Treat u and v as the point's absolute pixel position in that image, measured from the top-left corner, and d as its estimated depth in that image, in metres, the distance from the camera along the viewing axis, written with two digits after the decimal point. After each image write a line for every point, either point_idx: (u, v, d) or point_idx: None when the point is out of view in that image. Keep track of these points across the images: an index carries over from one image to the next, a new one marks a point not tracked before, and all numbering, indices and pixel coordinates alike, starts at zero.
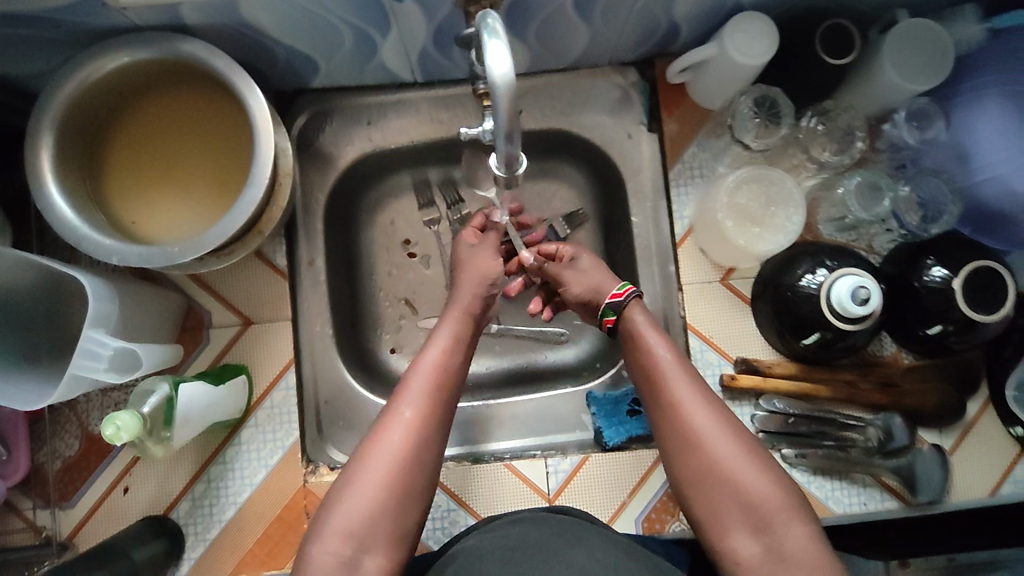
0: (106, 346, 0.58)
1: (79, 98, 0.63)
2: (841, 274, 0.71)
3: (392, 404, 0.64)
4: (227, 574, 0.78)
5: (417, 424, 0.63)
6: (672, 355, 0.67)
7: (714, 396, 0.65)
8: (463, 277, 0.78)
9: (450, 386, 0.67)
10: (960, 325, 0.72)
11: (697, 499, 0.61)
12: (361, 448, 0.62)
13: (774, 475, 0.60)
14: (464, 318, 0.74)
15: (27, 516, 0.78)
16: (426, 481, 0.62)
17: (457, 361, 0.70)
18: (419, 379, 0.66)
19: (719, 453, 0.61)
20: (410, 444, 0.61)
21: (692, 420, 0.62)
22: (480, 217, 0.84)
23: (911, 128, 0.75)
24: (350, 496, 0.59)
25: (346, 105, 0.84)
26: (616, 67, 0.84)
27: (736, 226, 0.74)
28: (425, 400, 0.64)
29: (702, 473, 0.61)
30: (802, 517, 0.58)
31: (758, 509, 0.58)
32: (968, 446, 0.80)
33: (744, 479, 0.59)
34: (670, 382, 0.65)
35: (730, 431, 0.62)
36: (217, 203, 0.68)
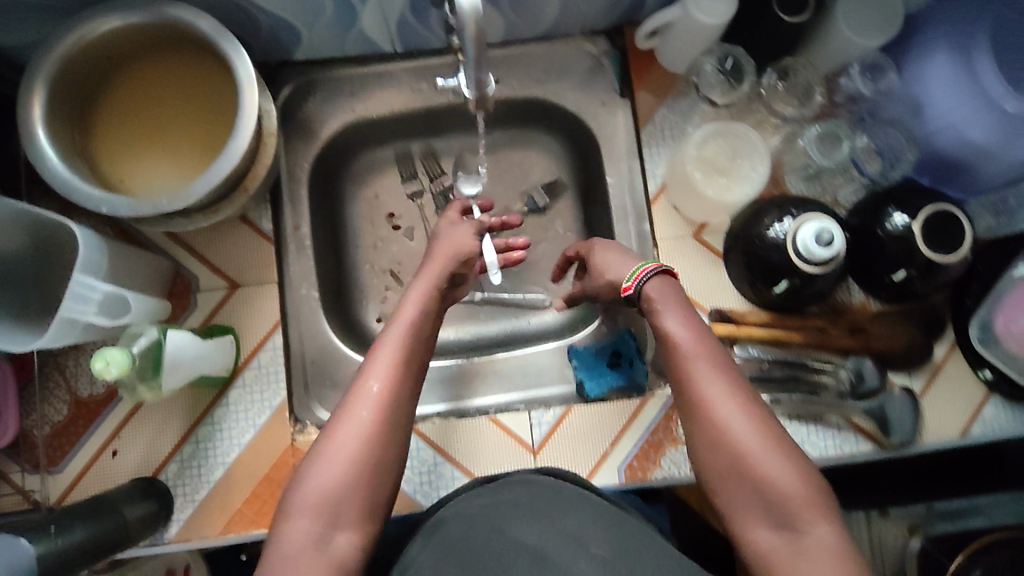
0: (96, 290, 0.61)
1: (69, 62, 0.65)
2: (803, 221, 0.73)
3: (359, 379, 0.63)
4: (217, 534, 0.79)
5: (384, 400, 0.61)
6: (696, 332, 0.63)
7: (745, 386, 0.61)
8: (436, 250, 0.76)
9: (417, 359, 0.66)
10: (923, 268, 0.75)
11: (720, 488, 0.59)
12: (328, 427, 0.61)
13: (800, 467, 0.57)
14: (433, 291, 0.71)
15: (15, 481, 0.78)
16: (396, 457, 0.61)
17: (427, 332, 0.68)
18: (387, 353, 0.64)
19: (744, 444, 0.58)
20: (376, 424, 0.60)
21: (718, 412, 0.59)
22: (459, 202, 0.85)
23: (865, 79, 0.79)
24: (321, 476, 0.58)
25: (328, 77, 0.87)
26: (588, 36, 0.87)
27: (704, 177, 0.77)
28: (393, 375, 0.63)
29: (726, 460, 0.58)
30: (828, 514, 0.55)
31: (783, 503, 0.56)
32: (936, 388, 0.82)
33: (771, 473, 0.56)
34: (689, 362, 0.62)
35: (755, 418, 0.59)
36: (201, 161, 0.71)
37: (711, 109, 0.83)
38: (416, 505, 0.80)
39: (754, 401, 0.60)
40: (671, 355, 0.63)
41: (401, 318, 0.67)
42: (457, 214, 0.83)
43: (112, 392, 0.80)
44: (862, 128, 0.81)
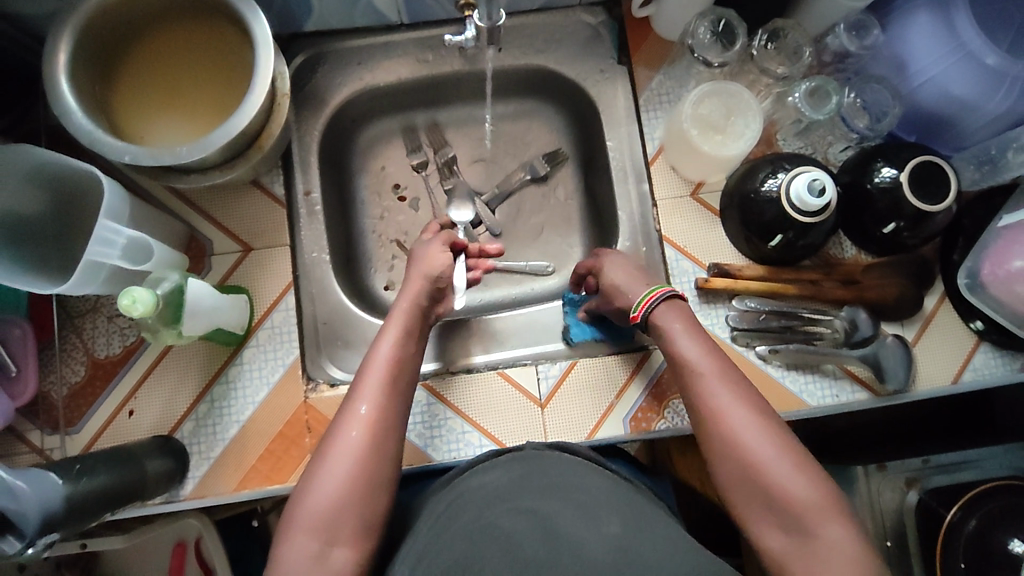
0: (120, 234, 0.62)
1: (91, 23, 0.68)
2: (797, 173, 0.76)
3: (349, 403, 0.67)
4: (231, 491, 0.80)
5: (373, 421, 0.65)
6: (700, 356, 0.69)
7: (755, 400, 0.66)
8: (411, 267, 0.79)
9: (402, 379, 0.70)
10: (911, 219, 0.78)
11: (736, 499, 0.62)
12: (321, 451, 0.65)
13: (808, 473, 0.60)
14: (411, 312, 0.75)
15: (33, 442, 0.79)
16: (386, 474, 0.64)
17: (411, 352, 0.72)
18: (372, 376, 0.68)
19: (756, 453, 0.62)
20: (366, 441, 0.64)
21: (726, 429, 0.64)
22: (433, 223, 0.87)
23: (851, 36, 0.81)
24: (316, 496, 0.62)
25: (336, 49, 0.90)
26: (586, 7, 0.91)
27: (701, 134, 0.81)
28: (379, 396, 0.67)
29: (739, 470, 0.62)
30: (839, 516, 0.58)
31: (793, 509, 0.59)
32: (928, 337, 0.85)
33: (784, 480, 0.60)
34: (701, 377, 0.67)
35: (765, 429, 0.63)
36: (213, 119, 0.73)
37: (705, 73, 0.87)
38: (428, 459, 0.82)
39: (765, 413, 0.64)
40: (684, 376, 0.69)
41: (383, 342, 0.72)
42: (432, 232, 0.85)
43: (128, 352, 0.81)
44: (849, 85, 0.83)
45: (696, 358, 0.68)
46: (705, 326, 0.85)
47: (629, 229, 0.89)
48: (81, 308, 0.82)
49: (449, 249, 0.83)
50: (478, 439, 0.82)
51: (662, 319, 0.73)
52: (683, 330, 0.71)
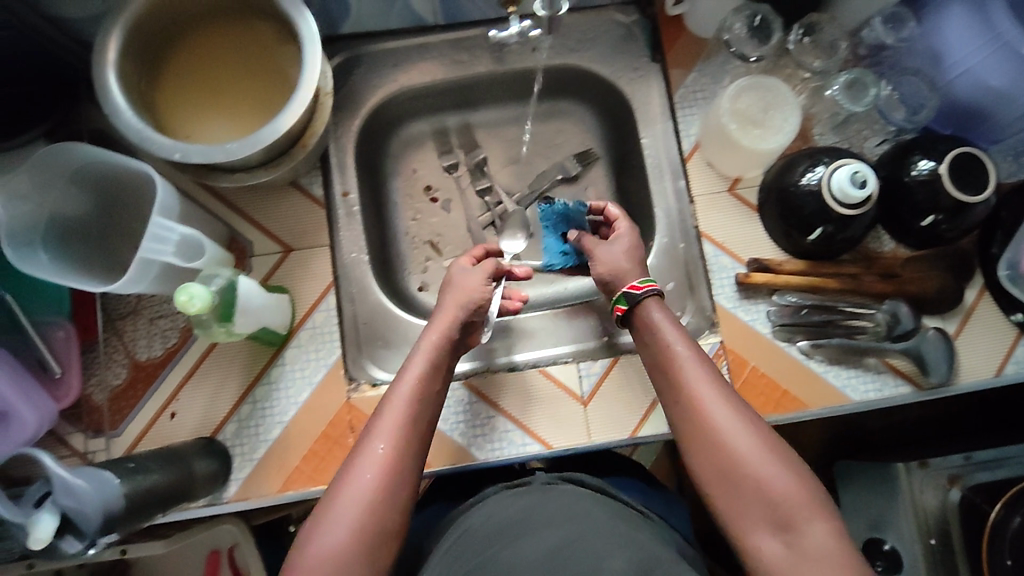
0: (173, 232, 0.63)
1: (139, 22, 0.68)
2: (838, 165, 0.76)
3: (365, 439, 0.63)
4: (275, 493, 0.79)
5: (389, 463, 0.62)
6: (691, 362, 0.65)
7: (743, 404, 0.63)
8: (446, 299, 0.75)
9: (424, 418, 0.66)
10: (950, 211, 0.78)
11: (717, 497, 0.60)
12: (332, 491, 0.61)
13: (793, 469, 0.59)
14: (440, 346, 0.71)
15: (75, 445, 0.78)
16: (399, 522, 0.61)
17: (436, 388, 0.68)
18: (392, 412, 0.65)
19: (741, 446, 0.60)
20: (381, 484, 0.61)
21: (718, 435, 0.61)
22: (480, 249, 0.84)
23: (887, 29, 0.83)
24: (323, 541, 0.58)
25: (372, 52, 0.91)
26: (619, 8, 0.92)
27: (739, 129, 0.81)
28: (396, 436, 0.63)
29: (722, 466, 0.60)
30: (824, 514, 0.56)
31: (779, 504, 0.57)
32: (969, 330, 0.85)
33: (768, 474, 0.58)
34: (685, 368, 0.65)
35: (750, 423, 0.61)
36: (256, 117, 0.73)
37: (742, 67, 0.88)
38: (471, 458, 0.81)
39: (754, 417, 0.62)
40: (668, 367, 0.66)
41: (407, 375, 0.68)
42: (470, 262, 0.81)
43: (169, 354, 0.81)
44: (884, 78, 0.85)
45: (677, 346, 0.67)
46: (746, 321, 0.84)
47: (666, 226, 0.89)
48: (123, 311, 0.81)
49: (493, 279, 0.79)
50: (521, 438, 0.82)
51: (651, 310, 0.71)
52: (673, 332, 0.68)
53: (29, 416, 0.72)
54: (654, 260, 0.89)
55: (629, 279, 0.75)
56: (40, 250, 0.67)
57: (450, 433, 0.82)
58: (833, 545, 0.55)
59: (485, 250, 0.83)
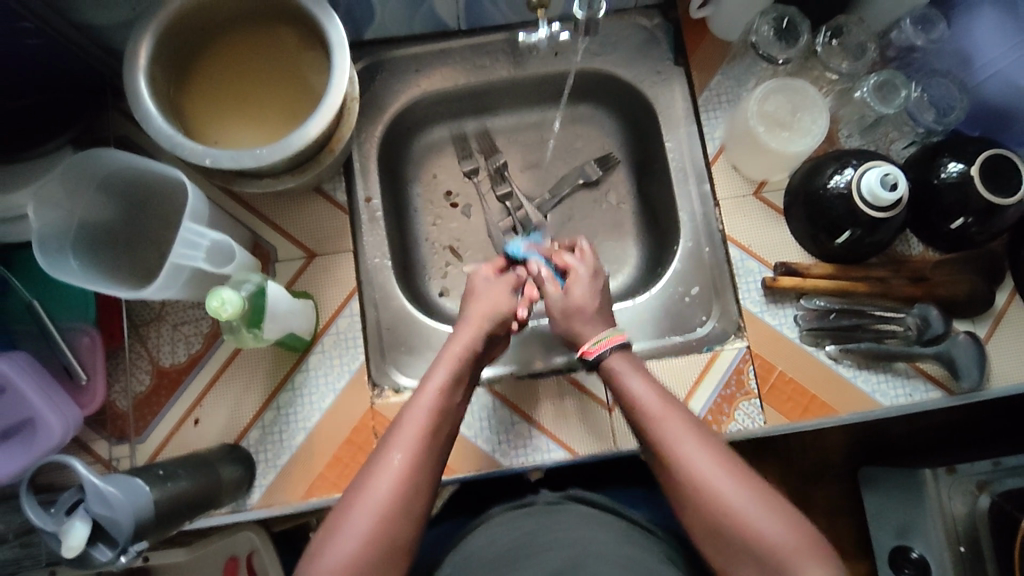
0: (204, 238, 0.64)
1: (169, 29, 0.68)
2: (867, 168, 0.76)
3: (383, 448, 0.62)
4: (299, 500, 0.79)
5: (408, 473, 0.60)
6: (663, 411, 0.65)
7: (722, 449, 0.62)
8: (471, 310, 0.75)
9: (443, 431, 0.65)
10: (980, 214, 0.77)
11: (710, 550, 0.59)
12: (344, 503, 0.60)
13: (782, 515, 0.57)
14: (464, 357, 0.70)
15: (98, 452, 0.78)
16: (410, 535, 0.59)
17: (456, 403, 0.68)
18: (413, 422, 0.64)
19: (726, 497, 0.58)
20: (399, 493, 0.59)
21: (699, 485, 0.59)
22: (504, 258, 0.84)
23: (917, 31, 0.81)
24: (331, 555, 0.56)
25: (394, 57, 0.91)
26: (642, 11, 0.91)
27: (767, 131, 0.81)
28: (416, 447, 0.62)
29: (708, 522, 0.58)
30: (819, 558, 0.54)
31: (771, 556, 0.55)
32: (1000, 334, 0.83)
33: (756, 522, 0.56)
34: (660, 426, 0.64)
35: (732, 471, 0.60)
36: (283, 124, 0.73)
37: (768, 69, 0.87)
38: (495, 464, 0.81)
39: (736, 461, 0.61)
40: (643, 422, 0.66)
41: (428, 386, 0.67)
42: (494, 271, 0.81)
43: (193, 360, 0.81)
44: (913, 80, 0.83)
45: (649, 402, 0.66)
46: (773, 326, 0.84)
47: (691, 230, 0.88)
48: (147, 317, 0.81)
49: (514, 290, 0.79)
50: (546, 444, 0.81)
51: (616, 366, 0.71)
52: (643, 385, 0.68)
53: (55, 422, 0.71)
54: (678, 264, 0.88)
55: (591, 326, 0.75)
56: (70, 256, 0.66)
57: (474, 439, 0.81)
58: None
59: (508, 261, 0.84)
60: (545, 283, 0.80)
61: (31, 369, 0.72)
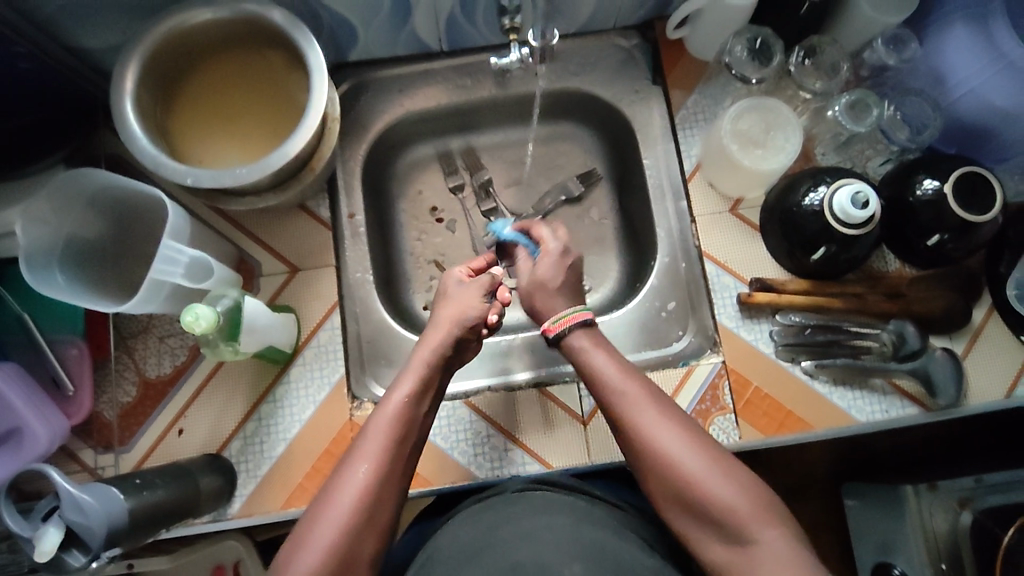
0: (183, 254, 0.65)
1: (155, 53, 0.71)
2: (839, 186, 0.76)
3: (349, 460, 0.63)
4: (277, 510, 0.80)
5: (370, 487, 0.61)
6: (625, 382, 0.68)
7: (682, 419, 0.65)
8: (441, 313, 0.75)
9: (407, 441, 0.66)
10: (955, 230, 0.77)
11: (675, 517, 0.62)
12: (311, 514, 0.61)
13: (740, 481, 0.60)
14: (430, 363, 0.71)
15: (84, 460, 0.80)
16: (370, 550, 0.60)
17: (421, 412, 0.69)
18: (377, 435, 0.65)
19: (689, 467, 0.61)
20: (360, 505, 0.60)
21: (660, 452, 0.62)
22: (481, 259, 0.85)
23: (889, 51, 0.82)
24: (296, 567, 0.57)
25: (378, 78, 0.93)
26: (620, 32, 0.93)
27: (740, 149, 0.82)
28: (379, 459, 0.63)
29: (670, 488, 0.61)
30: (774, 520, 0.58)
31: (728, 519, 0.58)
32: (977, 351, 0.83)
33: (716, 490, 0.59)
34: (623, 399, 0.66)
35: (693, 442, 0.62)
36: (263, 143, 0.76)
37: (743, 89, 0.89)
38: (471, 476, 0.82)
39: (695, 431, 0.64)
40: (608, 397, 0.68)
41: (394, 396, 0.68)
42: (466, 275, 0.81)
43: (178, 372, 0.83)
44: (887, 98, 0.84)
45: (612, 377, 0.68)
46: (749, 341, 0.84)
47: (667, 246, 0.89)
48: (134, 329, 0.83)
49: (489, 294, 0.78)
50: (521, 457, 0.82)
51: (576, 344, 0.72)
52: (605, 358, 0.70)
53: (41, 430, 0.74)
54: (655, 279, 0.89)
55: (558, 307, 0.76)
56: (56, 271, 0.69)
57: (451, 451, 0.83)
58: (785, 551, 0.56)
59: (484, 261, 0.85)
60: (520, 260, 0.83)
61: (20, 379, 0.74)
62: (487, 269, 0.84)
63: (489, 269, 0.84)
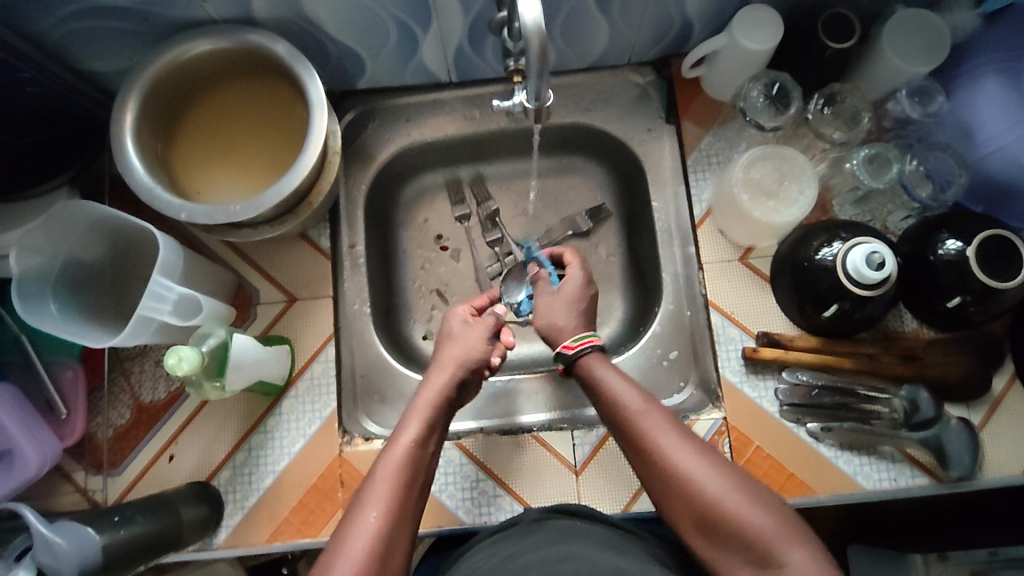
0: (172, 291, 0.66)
1: (158, 81, 0.72)
2: (854, 244, 0.73)
3: (358, 506, 0.61)
4: (262, 543, 0.79)
5: (381, 532, 0.59)
6: (642, 399, 0.66)
7: (700, 441, 0.64)
8: (445, 354, 0.74)
9: (416, 482, 0.64)
10: (978, 294, 0.72)
11: (701, 543, 0.60)
12: (328, 551, 0.59)
13: (764, 504, 0.58)
14: (435, 404, 0.69)
15: (77, 481, 0.81)
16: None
17: (429, 452, 0.67)
18: (384, 479, 0.63)
19: (711, 491, 0.59)
20: (376, 549, 0.58)
21: (683, 471, 0.61)
22: (482, 298, 0.83)
23: (914, 103, 0.78)
24: None
25: (386, 106, 0.92)
26: (635, 67, 0.90)
27: (751, 199, 0.78)
28: (390, 504, 0.61)
29: (696, 513, 0.59)
30: (801, 541, 0.55)
31: (756, 545, 0.56)
32: (996, 422, 0.79)
33: (740, 513, 0.57)
34: (641, 420, 0.65)
35: (717, 465, 0.61)
36: (262, 175, 0.75)
37: (758, 134, 0.85)
38: (458, 521, 0.80)
39: (717, 454, 0.62)
40: (624, 420, 0.66)
41: (402, 438, 0.66)
42: (469, 313, 0.79)
43: (172, 397, 0.83)
44: (911, 151, 0.80)
45: (627, 399, 0.66)
46: (752, 398, 0.81)
47: (672, 292, 0.87)
48: (132, 352, 0.83)
49: (493, 334, 0.77)
50: (510, 504, 0.81)
51: (594, 367, 0.71)
52: (619, 376, 0.69)
53: (32, 454, 0.74)
54: (658, 326, 0.87)
55: (564, 335, 0.74)
56: (51, 301, 0.69)
57: (440, 494, 0.81)
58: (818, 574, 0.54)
59: (487, 300, 0.83)
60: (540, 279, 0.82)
61: (15, 401, 0.75)
62: (490, 309, 0.82)
63: (491, 308, 0.82)
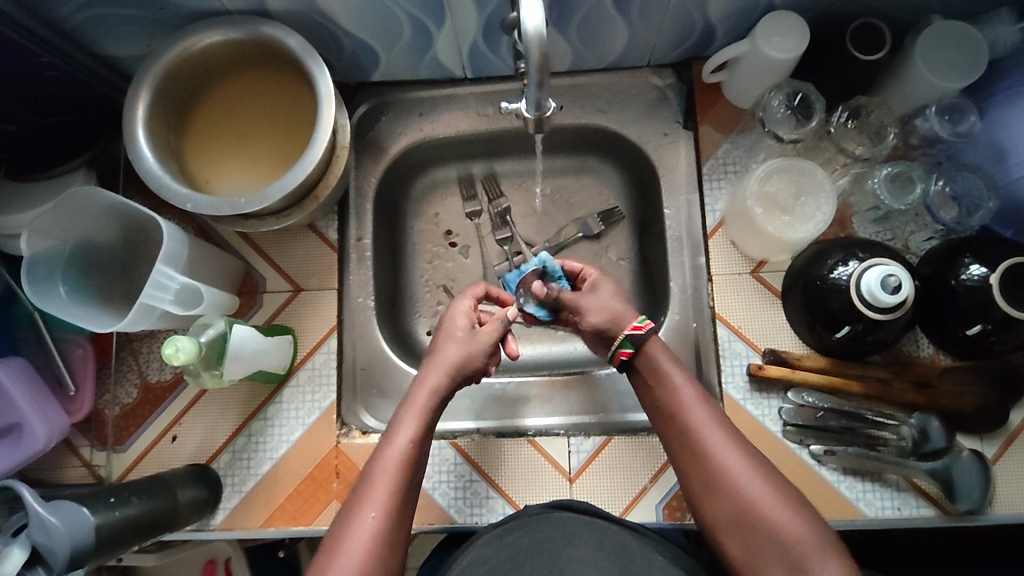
0: (173, 280, 0.68)
1: (171, 71, 0.72)
2: (871, 264, 0.70)
3: (357, 503, 0.62)
4: (257, 528, 0.80)
5: (379, 534, 0.60)
6: (693, 392, 0.67)
7: (744, 440, 0.65)
8: (441, 355, 0.72)
9: (414, 480, 0.65)
10: (1000, 324, 0.69)
11: (732, 545, 0.61)
12: (333, 538, 0.60)
13: (801, 511, 0.60)
14: (431, 402, 0.69)
15: (83, 455, 0.83)
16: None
17: (427, 449, 0.67)
18: (383, 477, 0.63)
19: (752, 494, 0.61)
20: (378, 544, 0.60)
21: (724, 470, 0.62)
22: (481, 286, 0.79)
23: (943, 121, 0.75)
24: None
25: (400, 99, 0.91)
26: (654, 69, 0.88)
27: (765, 214, 0.76)
28: (389, 503, 0.62)
29: (730, 513, 0.61)
30: (831, 554, 0.57)
31: (791, 548, 0.58)
32: (1011, 457, 0.76)
33: (775, 516, 0.59)
34: (689, 412, 0.66)
35: (755, 467, 0.62)
36: (270, 167, 0.75)
37: (777, 145, 0.82)
38: (449, 520, 0.80)
39: (757, 455, 0.64)
40: (669, 414, 0.67)
41: (398, 436, 0.66)
42: (472, 308, 0.76)
43: (178, 379, 0.84)
44: (938, 171, 0.76)
45: (680, 392, 0.67)
46: (755, 416, 0.79)
47: (680, 302, 0.85)
48: (140, 333, 0.85)
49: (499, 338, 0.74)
50: (501, 506, 0.80)
51: (657, 358, 0.69)
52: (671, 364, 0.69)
53: (40, 428, 0.76)
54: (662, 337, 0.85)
55: (625, 321, 0.73)
56: (59, 284, 0.71)
57: (432, 492, 0.81)
58: None
59: (485, 289, 0.79)
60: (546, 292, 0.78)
61: (27, 376, 0.77)
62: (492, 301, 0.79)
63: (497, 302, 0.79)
